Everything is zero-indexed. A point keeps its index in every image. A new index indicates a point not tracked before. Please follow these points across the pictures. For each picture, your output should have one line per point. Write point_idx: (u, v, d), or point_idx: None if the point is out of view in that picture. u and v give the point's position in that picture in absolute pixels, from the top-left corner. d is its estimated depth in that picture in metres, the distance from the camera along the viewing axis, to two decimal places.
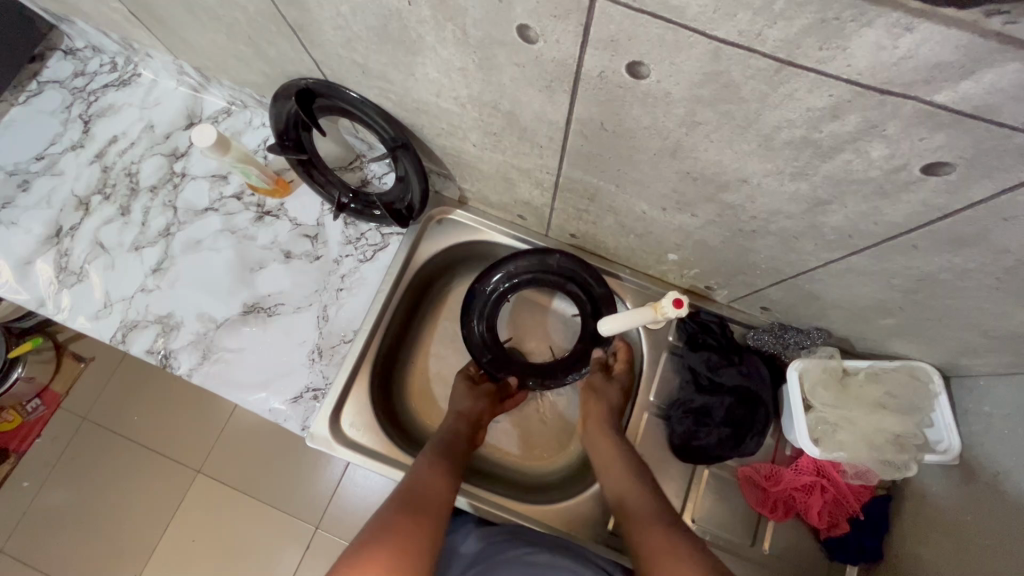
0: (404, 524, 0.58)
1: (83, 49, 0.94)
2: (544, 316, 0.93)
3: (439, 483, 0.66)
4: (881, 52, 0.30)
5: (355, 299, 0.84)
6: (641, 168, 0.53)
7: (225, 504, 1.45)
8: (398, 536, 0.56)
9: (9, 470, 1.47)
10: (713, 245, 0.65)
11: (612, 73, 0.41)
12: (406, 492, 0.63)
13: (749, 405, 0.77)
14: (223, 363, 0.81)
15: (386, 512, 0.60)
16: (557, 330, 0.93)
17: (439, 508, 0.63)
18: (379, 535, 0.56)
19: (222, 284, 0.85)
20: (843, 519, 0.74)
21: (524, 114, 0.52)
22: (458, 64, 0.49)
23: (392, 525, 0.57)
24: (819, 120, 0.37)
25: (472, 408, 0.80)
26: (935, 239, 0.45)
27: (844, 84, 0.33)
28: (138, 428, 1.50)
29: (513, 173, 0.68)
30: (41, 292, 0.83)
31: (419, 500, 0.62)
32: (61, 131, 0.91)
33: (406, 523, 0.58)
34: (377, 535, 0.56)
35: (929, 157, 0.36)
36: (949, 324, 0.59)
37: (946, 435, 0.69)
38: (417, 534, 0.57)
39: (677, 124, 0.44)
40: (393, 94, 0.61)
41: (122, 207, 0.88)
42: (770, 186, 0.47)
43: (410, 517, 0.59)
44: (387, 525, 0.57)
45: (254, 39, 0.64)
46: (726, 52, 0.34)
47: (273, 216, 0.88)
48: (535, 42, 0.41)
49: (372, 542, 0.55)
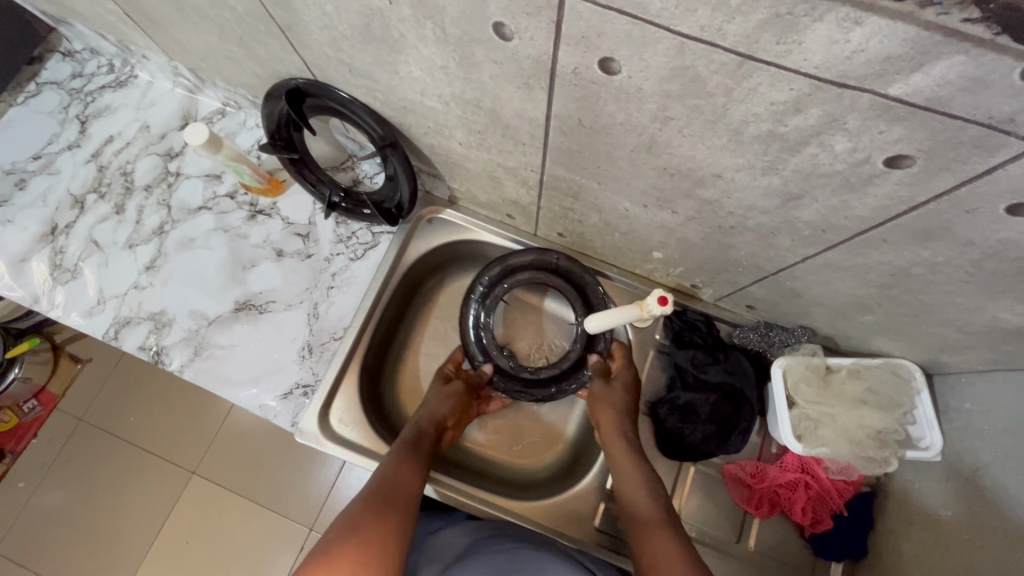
0: (374, 524, 0.58)
1: (81, 50, 0.96)
2: (537, 318, 0.94)
3: (412, 482, 0.67)
4: (834, 46, 0.31)
5: (345, 297, 0.85)
6: (620, 164, 0.54)
7: (219, 506, 1.45)
8: (366, 534, 0.57)
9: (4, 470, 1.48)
10: (695, 242, 0.66)
11: (584, 70, 0.42)
12: (382, 484, 0.65)
13: (734, 402, 0.78)
14: (213, 360, 0.81)
15: (356, 508, 0.61)
16: (552, 317, 0.94)
17: (410, 502, 0.64)
18: (346, 535, 0.56)
19: (214, 281, 0.86)
20: (827, 515, 0.75)
21: (504, 110, 0.53)
22: (439, 62, 0.50)
23: (361, 524, 0.58)
24: (784, 114, 0.38)
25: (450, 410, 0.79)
26: (903, 233, 0.46)
27: (803, 77, 0.34)
28: (134, 429, 1.51)
29: (499, 171, 0.69)
30: (35, 289, 0.84)
31: (392, 499, 0.63)
32: (59, 131, 0.92)
33: (376, 523, 0.59)
34: (350, 525, 0.58)
35: (890, 150, 0.38)
36: (926, 320, 0.60)
37: (928, 433, 0.69)
38: (385, 537, 0.58)
39: (650, 119, 0.45)
40: (380, 93, 0.62)
41: (117, 205, 0.89)
42: (743, 181, 0.48)
43: (379, 515, 0.60)
44: (355, 523, 0.58)
45: (245, 39, 0.65)
46: (690, 48, 0.36)
47: (266, 215, 0.89)
48: (510, 39, 0.43)
49: (344, 534, 0.57)
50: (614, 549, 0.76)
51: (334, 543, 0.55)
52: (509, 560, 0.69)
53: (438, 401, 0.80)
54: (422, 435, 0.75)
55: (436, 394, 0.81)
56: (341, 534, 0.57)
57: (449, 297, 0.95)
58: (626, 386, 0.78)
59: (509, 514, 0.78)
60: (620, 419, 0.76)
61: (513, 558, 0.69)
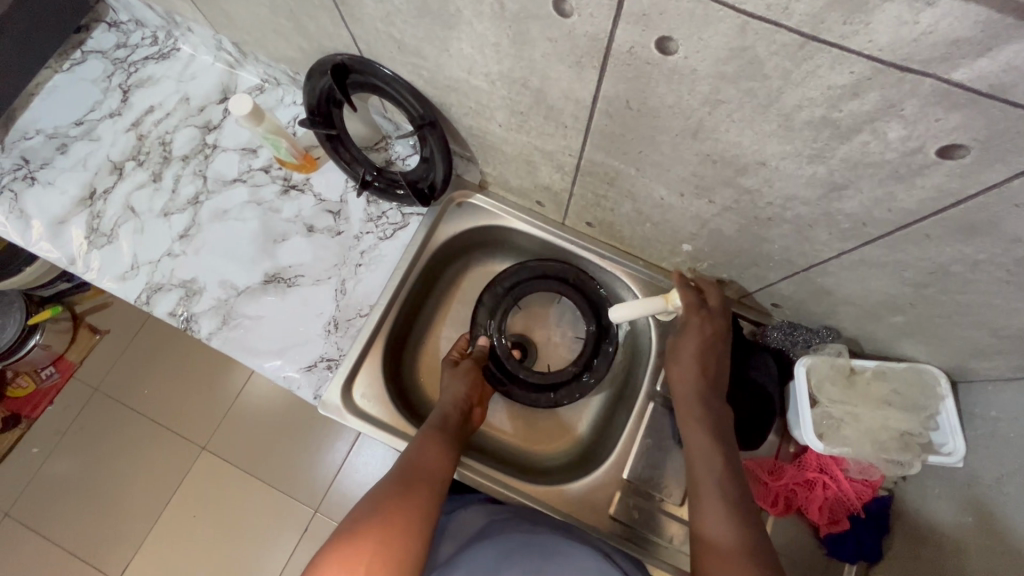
0: (398, 503, 0.63)
1: (127, 22, 0.97)
2: (529, 318, 0.95)
3: (433, 463, 0.70)
4: (902, 28, 0.32)
5: (373, 275, 0.87)
6: (662, 149, 0.55)
7: (228, 482, 1.49)
8: (389, 508, 0.62)
9: (20, 435, 1.53)
10: (728, 234, 0.66)
11: (641, 49, 0.43)
12: (409, 464, 0.69)
13: (757, 400, 0.79)
14: (242, 329, 0.83)
15: (382, 488, 0.65)
16: (533, 309, 0.95)
17: (435, 483, 0.68)
18: (372, 511, 0.62)
19: (246, 252, 0.87)
20: (845, 516, 0.74)
21: (552, 91, 0.54)
22: (492, 39, 0.51)
23: (384, 504, 0.63)
24: (840, 99, 0.38)
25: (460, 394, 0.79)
26: (947, 227, 0.46)
27: (865, 60, 0.35)
28: (148, 402, 1.56)
29: (536, 155, 0.70)
30: (71, 251, 0.86)
31: (413, 480, 0.66)
32: (101, 98, 0.94)
33: (400, 505, 0.63)
34: (375, 501, 0.63)
35: (945, 139, 0.38)
36: (958, 321, 0.60)
37: (951, 439, 0.69)
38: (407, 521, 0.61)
39: (700, 103, 0.45)
40: (425, 71, 0.63)
41: (155, 173, 0.91)
42: (788, 169, 0.49)
43: (403, 499, 0.64)
44: (381, 500, 0.63)
45: (296, 12, 0.66)
46: (754, 28, 0.36)
47: (298, 190, 0.90)
48: (569, 16, 0.43)
49: (370, 508, 0.62)
50: (626, 538, 0.77)
51: (359, 521, 0.61)
52: (523, 541, 0.71)
53: (452, 386, 0.80)
54: (449, 419, 0.76)
55: (450, 377, 0.81)
56: (361, 519, 0.61)
57: (474, 280, 0.96)
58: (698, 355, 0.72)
59: (521, 495, 0.79)
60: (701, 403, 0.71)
61: (531, 540, 0.71)
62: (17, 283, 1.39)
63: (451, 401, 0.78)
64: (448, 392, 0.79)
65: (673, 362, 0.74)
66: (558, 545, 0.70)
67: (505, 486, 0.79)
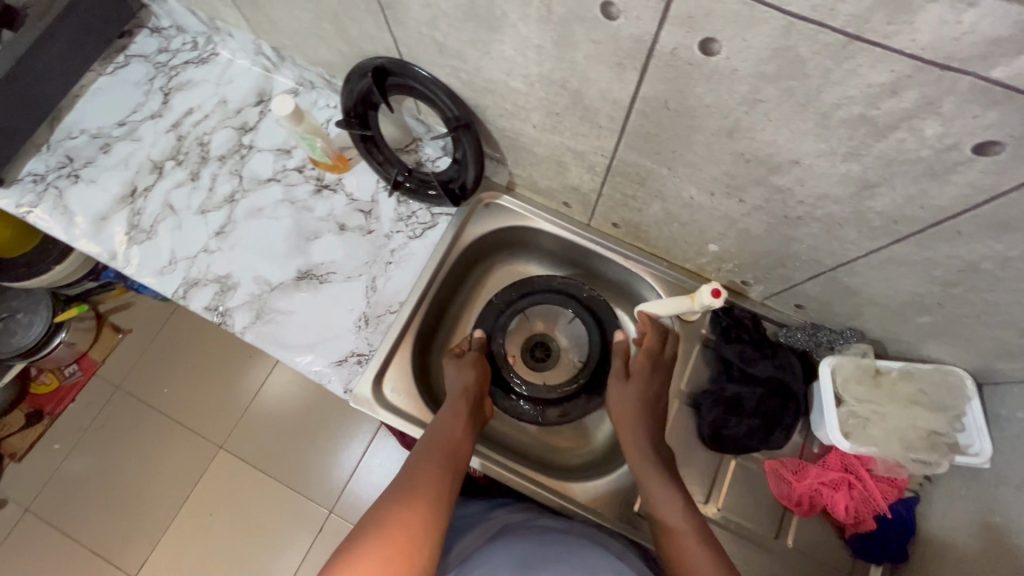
0: (429, 478, 0.67)
1: (168, 28, 1.01)
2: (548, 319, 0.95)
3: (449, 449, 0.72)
4: (944, 27, 0.34)
5: (402, 273, 0.89)
6: (696, 149, 0.57)
7: (246, 481, 1.50)
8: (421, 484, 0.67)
9: (42, 431, 1.56)
10: (756, 234, 0.67)
11: (683, 50, 0.45)
12: (434, 440, 0.73)
13: (780, 398, 0.79)
14: (274, 324, 0.86)
15: (412, 467, 0.69)
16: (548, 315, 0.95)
17: (460, 454, 0.72)
18: (406, 488, 0.66)
19: (279, 249, 0.90)
20: (870, 517, 0.74)
21: (590, 91, 0.56)
22: (535, 42, 0.53)
23: (416, 482, 0.67)
24: (879, 97, 0.40)
25: (465, 385, 0.79)
26: (979, 224, 0.47)
27: (906, 59, 0.36)
28: (168, 401, 1.58)
29: (568, 156, 0.72)
30: (112, 247, 0.89)
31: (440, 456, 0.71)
32: (143, 101, 0.97)
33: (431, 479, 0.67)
34: (408, 480, 0.67)
35: (981, 135, 0.39)
36: (985, 321, 0.61)
37: (977, 439, 0.69)
38: (425, 514, 0.63)
39: (739, 102, 0.47)
40: (464, 74, 0.66)
41: (193, 172, 0.94)
42: (822, 167, 0.50)
43: (433, 474, 0.68)
44: (412, 478, 0.67)
45: (340, 17, 0.69)
46: (798, 28, 0.38)
47: (331, 190, 0.93)
48: (615, 18, 0.45)
49: (404, 487, 0.66)
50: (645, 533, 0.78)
51: (396, 498, 0.65)
52: (537, 542, 0.72)
53: (461, 374, 0.81)
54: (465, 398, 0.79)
55: (454, 366, 0.82)
56: (383, 514, 0.62)
57: (499, 280, 0.98)
58: (642, 386, 0.79)
59: (540, 487, 0.81)
60: (644, 424, 0.77)
61: (545, 540, 0.72)
62: (46, 281, 1.35)
63: (461, 389, 0.79)
64: (456, 380, 0.80)
65: (616, 396, 0.80)
66: (570, 543, 0.71)
67: (525, 477, 0.81)
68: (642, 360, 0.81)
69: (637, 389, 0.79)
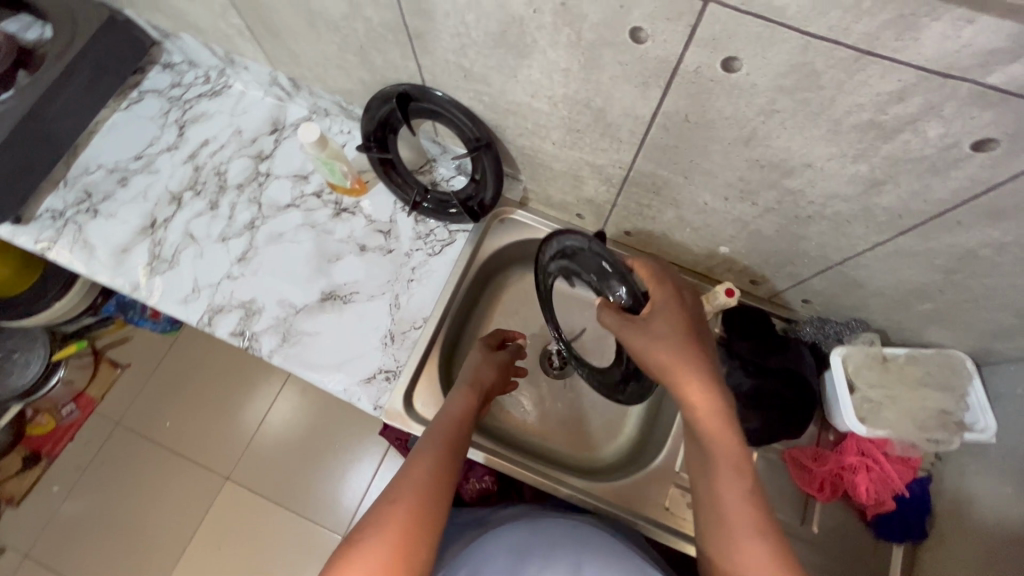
0: (434, 465, 0.65)
1: (180, 63, 1.03)
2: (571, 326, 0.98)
3: (456, 429, 0.70)
4: (947, 41, 0.38)
5: (425, 289, 0.91)
6: (713, 158, 0.61)
7: (256, 511, 1.48)
8: (423, 468, 0.64)
9: (40, 473, 1.52)
10: (767, 234, 0.72)
11: (706, 69, 0.49)
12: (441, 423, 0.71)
13: (796, 389, 0.81)
14: (301, 345, 0.87)
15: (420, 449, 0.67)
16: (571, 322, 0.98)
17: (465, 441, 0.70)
18: (409, 476, 0.63)
19: (301, 273, 0.92)
20: (889, 497, 0.78)
21: (613, 109, 0.61)
22: (562, 65, 0.57)
23: (419, 467, 0.64)
24: (887, 103, 0.45)
25: (484, 377, 0.79)
26: (976, 213, 0.52)
27: (912, 70, 0.41)
28: (172, 435, 1.56)
29: (584, 170, 0.76)
30: (134, 278, 0.90)
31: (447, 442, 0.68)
32: (158, 134, 0.99)
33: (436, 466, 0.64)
34: (412, 462, 0.65)
35: (978, 134, 0.44)
36: (983, 304, 0.66)
37: (982, 417, 0.73)
38: (427, 504, 0.60)
39: (756, 113, 0.52)
40: (487, 97, 0.70)
41: (212, 202, 0.95)
42: (832, 169, 0.55)
43: (437, 460, 0.65)
44: (415, 461, 0.65)
45: (365, 48, 0.72)
46: (815, 46, 0.43)
47: (350, 213, 0.95)
48: (643, 42, 0.50)
49: (408, 470, 0.64)
50: (648, 517, 0.81)
51: (399, 484, 0.62)
52: (536, 529, 0.75)
53: (485, 366, 0.81)
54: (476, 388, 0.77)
55: (482, 357, 0.82)
56: (384, 508, 0.59)
57: (515, 291, 1.01)
58: (670, 335, 0.64)
59: (567, 487, 0.83)
60: (692, 392, 0.61)
61: (540, 527, 0.75)
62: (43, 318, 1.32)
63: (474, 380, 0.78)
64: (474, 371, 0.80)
65: (646, 348, 0.64)
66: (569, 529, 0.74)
67: (528, 468, 0.84)
68: (655, 299, 0.67)
69: (665, 340, 0.64)
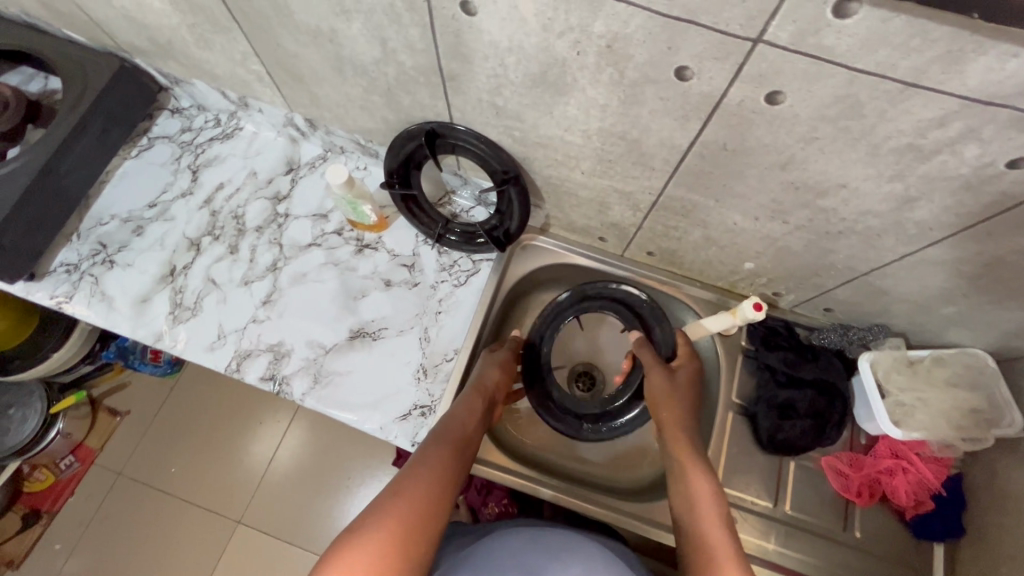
0: (440, 461, 0.66)
1: (188, 107, 1.03)
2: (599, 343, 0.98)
3: (460, 435, 0.72)
4: (990, 73, 0.41)
5: (453, 321, 0.91)
6: (747, 181, 0.63)
7: (271, 556, 1.44)
8: (431, 463, 0.65)
9: (41, 532, 1.46)
10: (795, 250, 0.74)
11: (750, 102, 0.51)
12: (447, 426, 0.73)
13: (828, 396, 0.85)
14: (333, 386, 0.86)
15: (426, 448, 0.68)
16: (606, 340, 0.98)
17: (468, 446, 0.72)
18: (419, 466, 0.64)
19: (328, 312, 0.91)
20: (927, 497, 0.80)
21: (649, 139, 0.62)
22: (601, 101, 0.59)
23: (427, 463, 0.65)
24: (927, 129, 0.47)
25: (490, 380, 0.82)
26: (1006, 225, 0.55)
27: (954, 99, 0.44)
28: (179, 482, 1.51)
29: (612, 197, 0.78)
30: (156, 328, 0.89)
31: (453, 444, 0.69)
32: (172, 180, 0.99)
33: (442, 462, 0.66)
34: (419, 457, 0.66)
35: (1014, 153, 0.47)
36: (1007, 307, 0.69)
37: (1008, 412, 0.74)
38: (434, 498, 0.60)
39: (795, 140, 0.54)
40: (517, 131, 0.71)
41: (231, 245, 0.94)
42: (867, 189, 0.57)
43: (444, 458, 0.66)
44: (423, 457, 0.66)
45: (393, 89, 0.73)
46: (861, 80, 0.45)
47: (372, 249, 0.95)
48: (688, 79, 0.52)
49: (418, 463, 0.64)
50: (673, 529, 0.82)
51: (408, 475, 0.62)
52: (535, 537, 0.71)
53: (488, 367, 0.84)
54: (483, 394, 0.80)
55: (486, 360, 0.86)
56: (394, 493, 0.59)
57: None
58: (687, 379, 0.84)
59: (610, 511, 0.83)
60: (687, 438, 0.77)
61: (540, 537, 0.71)
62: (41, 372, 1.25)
63: (480, 386, 0.81)
64: (481, 374, 0.83)
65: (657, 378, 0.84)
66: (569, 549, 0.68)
67: (570, 494, 0.84)
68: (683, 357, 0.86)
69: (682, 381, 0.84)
